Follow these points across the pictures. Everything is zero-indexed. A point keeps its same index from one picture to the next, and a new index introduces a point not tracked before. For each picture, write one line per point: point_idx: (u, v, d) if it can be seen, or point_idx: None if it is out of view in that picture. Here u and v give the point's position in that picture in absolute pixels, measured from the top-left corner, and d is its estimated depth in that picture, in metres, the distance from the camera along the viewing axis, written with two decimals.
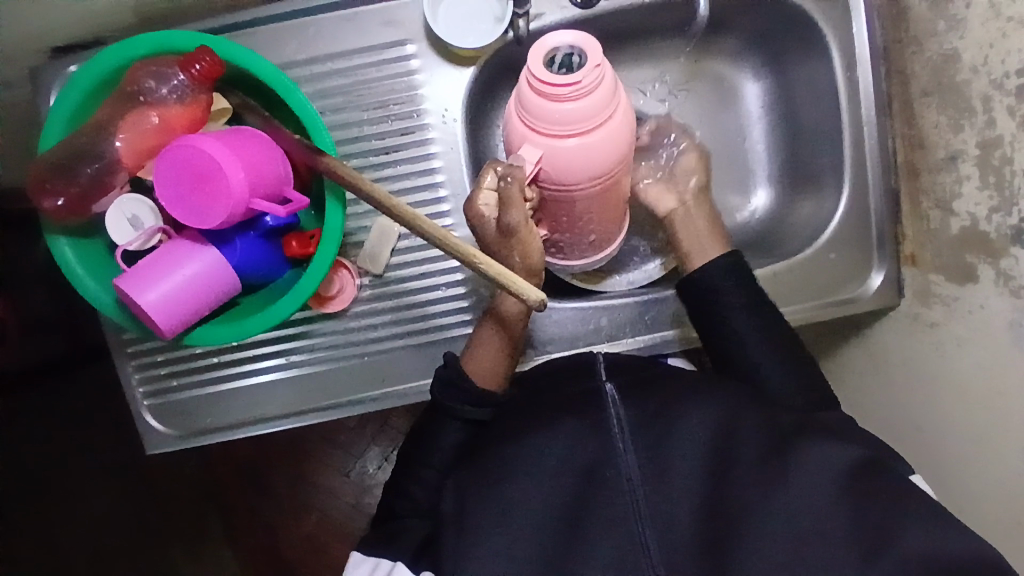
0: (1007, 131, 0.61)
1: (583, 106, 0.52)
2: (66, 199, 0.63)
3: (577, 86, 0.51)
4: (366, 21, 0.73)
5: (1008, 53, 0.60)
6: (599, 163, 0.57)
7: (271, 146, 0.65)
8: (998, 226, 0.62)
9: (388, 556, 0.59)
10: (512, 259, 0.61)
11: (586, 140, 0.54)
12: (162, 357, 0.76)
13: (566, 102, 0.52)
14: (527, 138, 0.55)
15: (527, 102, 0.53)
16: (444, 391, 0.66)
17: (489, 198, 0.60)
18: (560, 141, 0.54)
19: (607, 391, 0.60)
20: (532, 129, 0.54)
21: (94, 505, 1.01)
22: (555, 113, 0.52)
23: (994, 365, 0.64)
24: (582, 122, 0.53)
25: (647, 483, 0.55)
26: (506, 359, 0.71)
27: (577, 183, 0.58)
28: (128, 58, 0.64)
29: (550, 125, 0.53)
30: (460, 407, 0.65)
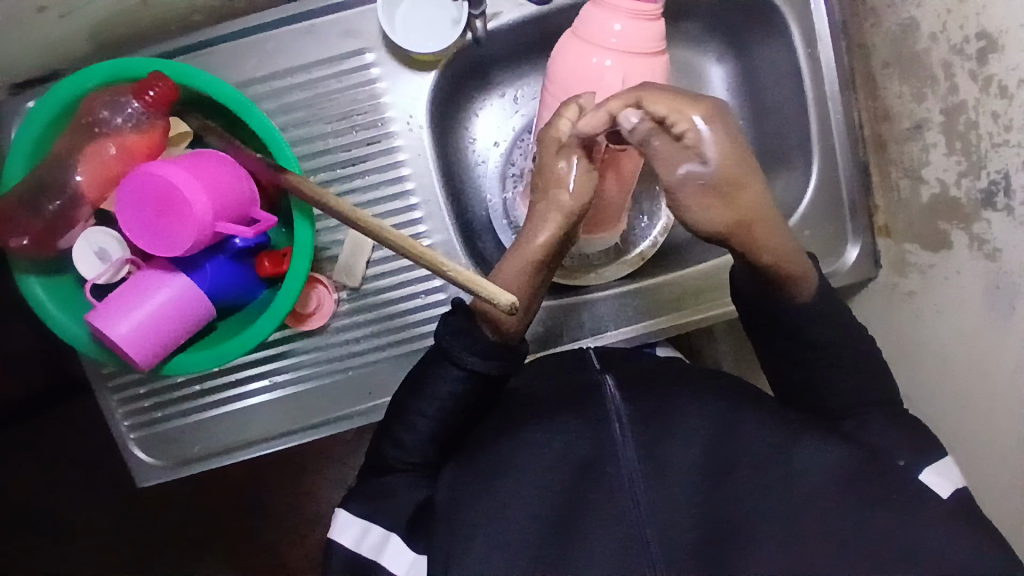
0: (970, 96, 0.61)
1: (653, 24, 0.61)
2: (31, 235, 0.63)
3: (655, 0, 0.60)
4: (323, 33, 0.72)
5: (966, 18, 0.60)
6: None
7: (234, 167, 0.64)
8: (968, 191, 0.62)
9: (380, 522, 0.58)
10: (561, 192, 0.59)
11: (626, 63, 0.61)
12: (144, 388, 0.75)
13: (645, 21, 0.60)
14: (607, 65, 0.62)
15: (596, 20, 0.61)
16: (451, 335, 0.58)
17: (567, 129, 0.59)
18: (639, 61, 0.62)
19: (606, 384, 0.62)
20: (600, 48, 0.61)
21: (92, 538, 1.00)
22: (609, 26, 0.60)
23: (974, 329, 0.64)
24: (628, 43, 0.61)
25: (643, 475, 0.55)
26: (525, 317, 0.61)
27: None
28: (84, 88, 0.63)
29: (631, 44, 0.61)
30: (464, 355, 0.57)
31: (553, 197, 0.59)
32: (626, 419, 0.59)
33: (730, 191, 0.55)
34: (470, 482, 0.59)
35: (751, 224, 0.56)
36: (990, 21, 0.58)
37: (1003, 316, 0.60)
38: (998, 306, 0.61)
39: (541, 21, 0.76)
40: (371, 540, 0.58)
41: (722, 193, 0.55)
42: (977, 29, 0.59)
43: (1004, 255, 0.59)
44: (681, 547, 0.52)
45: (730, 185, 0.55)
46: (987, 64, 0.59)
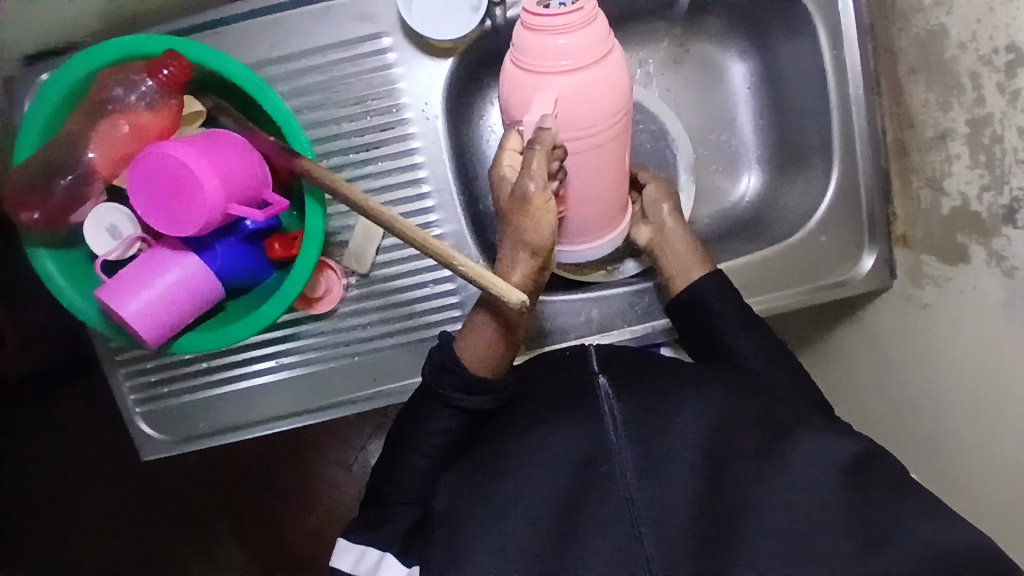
0: (997, 108, 0.59)
1: (587, 34, 0.55)
2: (43, 211, 0.63)
3: (582, 9, 0.55)
4: (339, 16, 0.71)
5: (995, 28, 0.58)
6: (599, 107, 0.58)
7: (248, 150, 0.64)
8: (990, 206, 0.61)
9: (376, 544, 0.58)
10: (522, 231, 0.57)
11: (583, 75, 0.56)
12: (151, 364, 0.75)
13: (577, 30, 0.55)
14: (541, 85, 0.56)
15: (533, 45, 0.56)
16: (435, 373, 0.62)
17: (513, 159, 0.61)
18: (575, 75, 0.56)
19: (600, 383, 0.61)
20: (547, 72, 0.56)
21: (95, 506, 1.01)
22: (550, 47, 0.55)
23: (987, 346, 0.63)
24: (578, 55, 0.55)
25: (639, 472, 0.55)
26: (503, 345, 0.64)
27: (578, 131, 0.59)
28: (93, 67, 0.62)
29: (563, 56, 0.55)
30: (453, 394, 0.61)
31: (516, 240, 0.58)
32: (619, 416, 0.58)
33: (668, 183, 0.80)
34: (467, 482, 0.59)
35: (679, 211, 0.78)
36: (1021, 32, 0.56)
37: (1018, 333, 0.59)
38: (1014, 322, 0.60)
39: None
40: (367, 563, 0.58)
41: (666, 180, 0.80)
42: (1007, 41, 0.57)
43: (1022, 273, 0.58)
44: (679, 551, 0.52)
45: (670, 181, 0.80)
46: (1015, 77, 0.57)
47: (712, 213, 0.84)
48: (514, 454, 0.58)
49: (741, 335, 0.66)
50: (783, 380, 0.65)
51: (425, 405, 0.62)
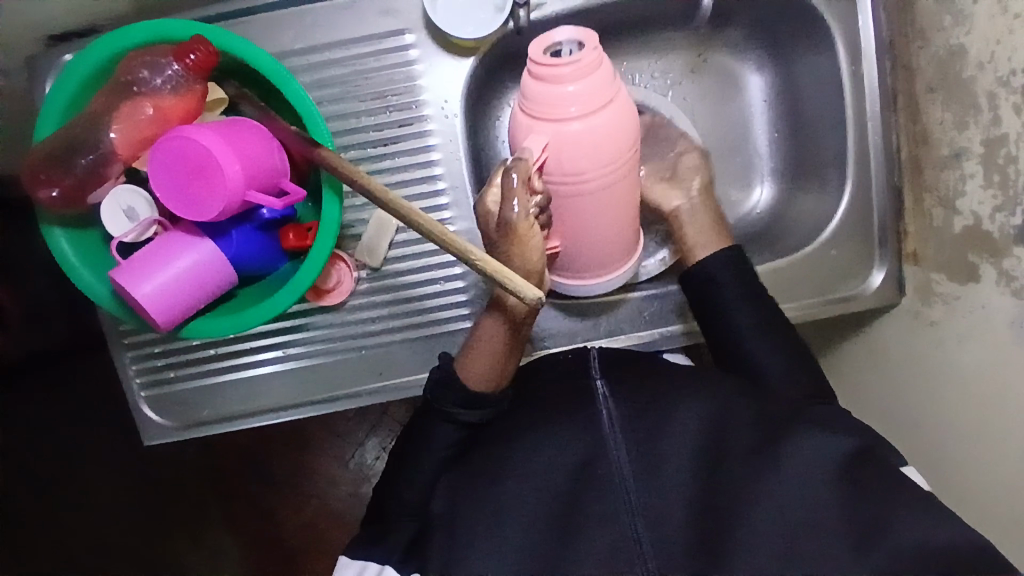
0: (1012, 129, 0.60)
1: (595, 80, 0.55)
2: (61, 189, 0.63)
3: (579, 63, 0.55)
4: (364, 10, 0.72)
5: (1014, 50, 0.59)
6: (608, 149, 0.58)
7: (268, 138, 0.64)
8: (1001, 226, 0.62)
9: (375, 559, 0.58)
10: (510, 258, 0.61)
11: (593, 121, 0.56)
12: (159, 348, 0.75)
13: (570, 82, 0.55)
14: (530, 128, 0.58)
15: (540, 93, 0.56)
16: (436, 391, 0.63)
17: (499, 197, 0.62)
18: (563, 124, 0.56)
19: (596, 387, 0.61)
20: (557, 119, 0.56)
21: (91, 490, 1.01)
22: (558, 95, 0.55)
23: (993, 366, 0.63)
24: (587, 101, 0.56)
25: (637, 472, 0.56)
26: (506, 359, 0.66)
27: (586, 174, 0.59)
28: (123, 48, 0.63)
29: (555, 105, 0.56)
30: (454, 409, 0.63)
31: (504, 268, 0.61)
32: (617, 420, 0.59)
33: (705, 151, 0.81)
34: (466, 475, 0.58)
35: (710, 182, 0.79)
36: None
37: None
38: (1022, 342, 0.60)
39: (582, 14, 0.75)
40: None
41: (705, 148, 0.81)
42: None
43: None
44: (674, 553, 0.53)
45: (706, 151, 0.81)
46: None
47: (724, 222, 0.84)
48: (514, 450, 0.58)
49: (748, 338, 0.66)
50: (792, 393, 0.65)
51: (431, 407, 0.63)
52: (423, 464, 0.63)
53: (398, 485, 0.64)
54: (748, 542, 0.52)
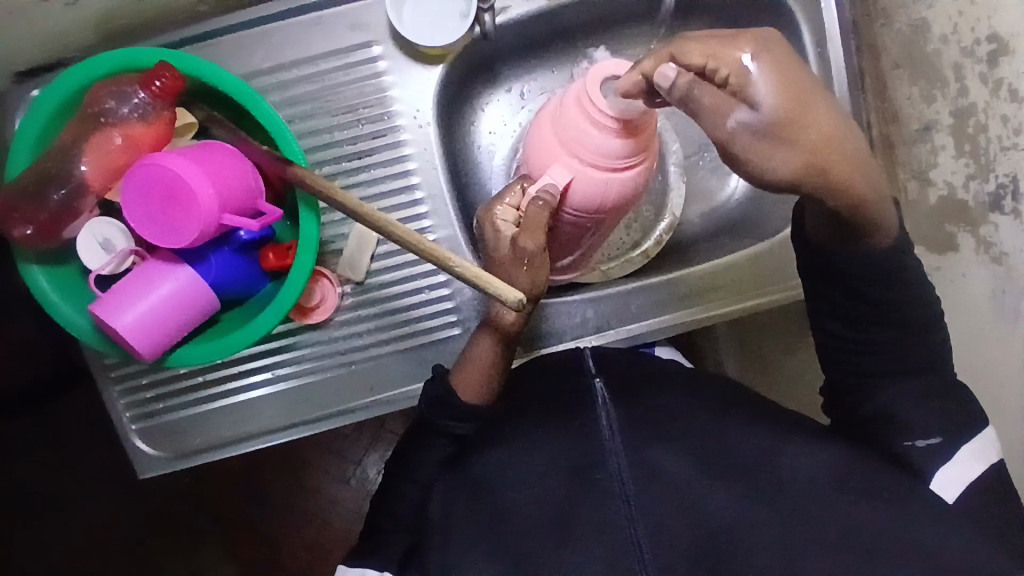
0: (980, 98, 0.61)
1: (635, 139, 0.60)
2: (35, 225, 0.62)
3: (630, 126, 0.59)
4: (331, 25, 0.72)
5: (977, 20, 0.60)
6: (617, 198, 0.64)
7: (242, 159, 0.64)
8: (976, 194, 0.62)
9: (373, 565, 0.58)
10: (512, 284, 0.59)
11: (616, 171, 0.62)
12: (147, 379, 0.75)
13: (615, 135, 0.60)
14: (560, 159, 0.62)
15: (582, 129, 0.60)
16: (430, 407, 0.61)
17: (506, 215, 0.63)
18: (591, 168, 0.62)
19: (596, 388, 0.62)
20: (586, 159, 0.61)
21: (86, 528, 1.00)
22: (599, 142, 0.60)
23: (978, 335, 0.64)
24: (619, 156, 0.61)
25: (636, 478, 0.56)
26: (499, 376, 0.63)
27: (593, 212, 0.65)
28: (90, 78, 0.63)
29: (593, 148, 0.60)
30: (447, 422, 0.60)
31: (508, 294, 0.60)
32: (617, 421, 0.59)
33: (793, 133, 0.47)
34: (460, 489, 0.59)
35: (826, 170, 0.47)
36: (1002, 23, 0.58)
37: (1008, 319, 0.60)
38: (1004, 310, 0.60)
39: (548, 16, 0.76)
40: None
41: (784, 136, 0.47)
42: (988, 31, 0.59)
43: (1010, 259, 0.59)
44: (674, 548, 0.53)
45: (795, 127, 0.47)
46: (997, 67, 0.59)
47: (704, 212, 0.85)
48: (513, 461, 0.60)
49: (825, 323, 0.60)
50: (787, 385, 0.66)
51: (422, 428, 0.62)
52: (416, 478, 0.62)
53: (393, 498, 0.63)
54: (746, 530, 0.53)
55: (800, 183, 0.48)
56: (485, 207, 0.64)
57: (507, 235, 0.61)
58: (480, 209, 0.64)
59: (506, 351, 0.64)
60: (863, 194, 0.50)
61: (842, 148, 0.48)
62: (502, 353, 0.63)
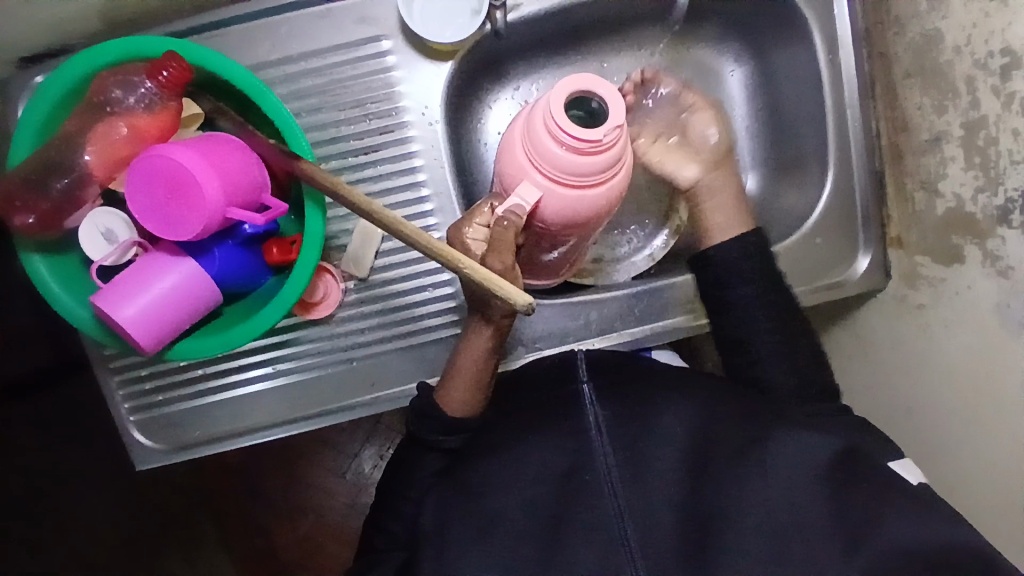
0: (991, 111, 0.61)
1: (603, 158, 0.57)
2: (37, 214, 0.62)
3: (598, 143, 0.56)
4: (340, 19, 0.72)
5: (991, 33, 0.60)
6: (585, 213, 0.62)
7: (247, 153, 0.63)
8: (984, 207, 0.62)
9: None
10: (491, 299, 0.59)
11: (583, 190, 0.59)
12: (145, 371, 0.74)
13: (580, 156, 0.57)
14: (529, 176, 0.59)
15: (547, 147, 0.57)
16: (418, 422, 0.64)
17: (477, 233, 0.60)
18: (560, 187, 0.59)
19: (584, 392, 0.61)
20: (551, 177, 0.58)
21: (77, 516, 0.99)
22: (566, 162, 0.57)
23: (980, 348, 0.64)
24: (587, 176, 0.58)
25: (624, 480, 0.55)
26: (484, 385, 0.65)
27: (562, 224, 0.63)
28: (95, 66, 0.62)
29: (558, 166, 0.57)
30: (436, 438, 0.63)
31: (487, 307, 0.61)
32: (604, 421, 0.59)
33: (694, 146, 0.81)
34: (454, 493, 0.59)
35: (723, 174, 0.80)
36: (1016, 37, 0.58)
37: (1012, 333, 0.60)
38: (1008, 323, 0.60)
39: (558, 14, 0.76)
40: None
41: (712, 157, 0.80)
42: (1002, 45, 0.59)
43: (1017, 274, 0.59)
44: (662, 548, 0.53)
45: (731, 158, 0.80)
46: (1010, 81, 0.59)
47: None
48: (502, 463, 0.59)
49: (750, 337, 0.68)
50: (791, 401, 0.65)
51: (413, 446, 0.65)
52: None
53: None
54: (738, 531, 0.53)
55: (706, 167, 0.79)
56: (455, 224, 0.62)
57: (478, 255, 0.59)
58: (451, 227, 0.62)
59: (492, 360, 0.65)
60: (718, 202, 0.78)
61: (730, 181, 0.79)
62: (490, 360, 0.64)
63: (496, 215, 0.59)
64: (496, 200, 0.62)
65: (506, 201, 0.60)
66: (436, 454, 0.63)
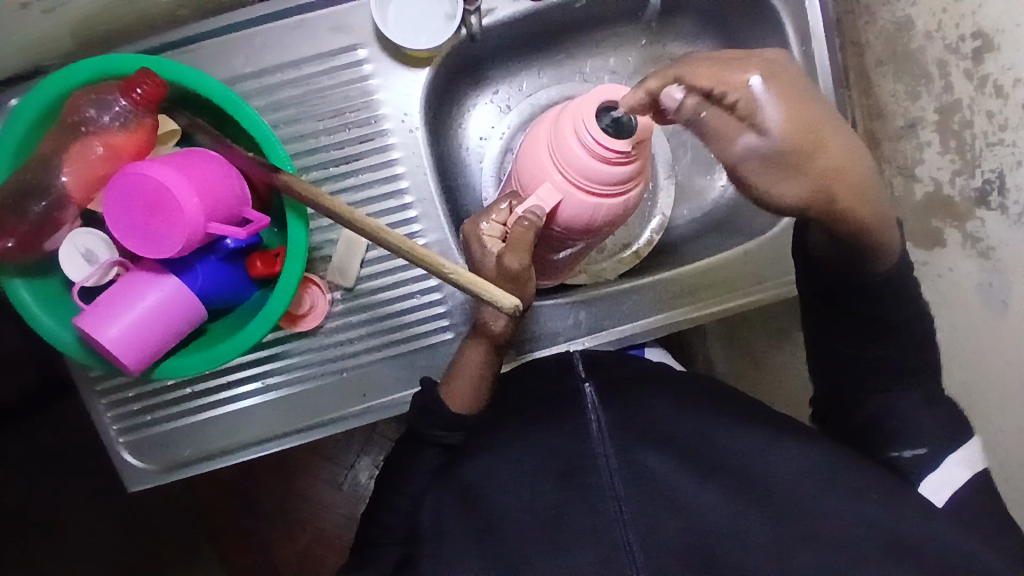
0: (965, 94, 0.62)
1: (624, 169, 0.58)
2: (16, 238, 0.61)
3: (623, 153, 0.57)
4: (314, 29, 0.72)
5: (961, 17, 0.61)
6: (598, 223, 0.62)
7: (227, 167, 0.62)
8: (962, 189, 0.63)
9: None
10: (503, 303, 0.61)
11: (601, 199, 0.60)
12: (133, 392, 0.73)
13: (604, 164, 0.57)
14: (551, 179, 0.60)
15: (573, 152, 0.58)
16: (418, 418, 0.63)
17: (494, 230, 0.61)
18: (579, 193, 0.60)
19: (585, 393, 0.62)
20: (572, 181, 0.59)
21: (69, 540, 0.98)
22: (591, 168, 0.58)
23: (965, 330, 0.64)
24: (606, 185, 0.59)
25: (623, 481, 0.55)
26: (486, 389, 0.65)
27: (577, 231, 0.63)
28: (67, 87, 0.61)
29: (580, 171, 0.58)
30: (437, 432, 0.62)
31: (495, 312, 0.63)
32: (606, 423, 0.59)
33: (799, 160, 0.53)
34: (449, 498, 0.58)
35: (836, 197, 0.53)
36: (987, 20, 0.59)
37: (996, 313, 0.61)
38: (992, 303, 0.61)
39: (533, 16, 0.76)
40: None
41: (787, 163, 0.53)
42: (973, 28, 0.60)
43: (998, 254, 0.60)
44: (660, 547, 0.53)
45: (802, 153, 0.53)
46: (982, 63, 0.60)
47: (692, 210, 0.86)
48: (498, 471, 0.59)
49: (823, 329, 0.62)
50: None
51: (414, 442, 0.63)
52: (406, 493, 0.61)
53: (381, 511, 0.62)
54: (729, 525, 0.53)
55: (804, 209, 0.54)
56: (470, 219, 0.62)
57: (494, 253, 0.60)
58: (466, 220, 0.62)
59: (494, 362, 0.65)
60: (867, 220, 0.54)
61: (857, 173, 0.54)
62: (491, 362, 0.65)
63: (515, 214, 0.60)
64: (513, 199, 0.62)
65: (526, 201, 0.60)
66: (435, 450, 0.62)
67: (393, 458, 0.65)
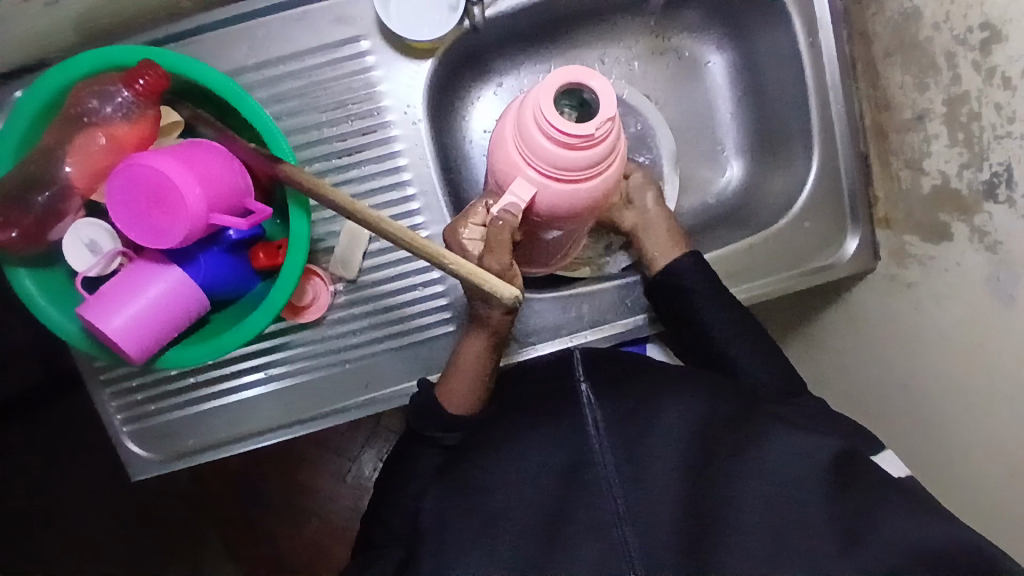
0: (973, 85, 0.61)
1: (593, 151, 0.56)
2: (21, 229, 0.61)
3: (589, 137, 0.54)
4: (316, 20, 0.71)
5: (969, 7, 0.60)
6: (580, 204, 0.61)
7: (229, 158, 0.62)
8: (970, 182, 0.62)
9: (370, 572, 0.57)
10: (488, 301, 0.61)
11: (576, 183, 0.59)
12: (138, 382, 0.74)
13: (571, 150, 0.56)
14: (523, 174, 0.59)
15: (540, 145, 0.56)
16: (418, 417, 0.63)
17: (473, 231, 0.62)
18: (553, 182, 0.58)
19: (582, 390, 0.61)
20: (544, 174, 0.58)
21: (79, 530, 0.99)
22: (559, 157, 0.56)
23: (971, 324, 0.63)
24: (579, 170, 0.57)
25: (623, 477, 0.55)
26: (483, 383, 0.65)
27: (562, 215, 0.63)
28: (71, 78, 0.62)
29: (548, 161, 0.57)
30: (435, 433, 0.62)
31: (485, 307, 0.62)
32: (602, 418, 0.59)
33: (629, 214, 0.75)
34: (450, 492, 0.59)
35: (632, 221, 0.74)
36: (994, 11, 0.58)
37: (1003, 306, 0.60)
38: (998, 298, 0.60)
39: (536, 7, 0.76)
40: None
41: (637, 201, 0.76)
42: (980, 18, 0.59)
43: (1005, 247, 0.59)
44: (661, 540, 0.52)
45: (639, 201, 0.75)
46: (990, 54, 0.59)
47: (695, 203, 0.85)
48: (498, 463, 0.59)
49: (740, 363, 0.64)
50: (788, 392, 0.64)
51: (412, 443, 0.63)
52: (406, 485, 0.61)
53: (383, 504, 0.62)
54: (730, 520, 0.54)
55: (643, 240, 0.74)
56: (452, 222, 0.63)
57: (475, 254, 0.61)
58: (447, 228, 0.63)
59: (493, 355, 0.65)
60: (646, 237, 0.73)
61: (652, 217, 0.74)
62: (490, 354, 0.65)
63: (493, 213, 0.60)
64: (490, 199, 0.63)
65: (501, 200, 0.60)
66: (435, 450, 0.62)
67: (395, 454, 0.65)
